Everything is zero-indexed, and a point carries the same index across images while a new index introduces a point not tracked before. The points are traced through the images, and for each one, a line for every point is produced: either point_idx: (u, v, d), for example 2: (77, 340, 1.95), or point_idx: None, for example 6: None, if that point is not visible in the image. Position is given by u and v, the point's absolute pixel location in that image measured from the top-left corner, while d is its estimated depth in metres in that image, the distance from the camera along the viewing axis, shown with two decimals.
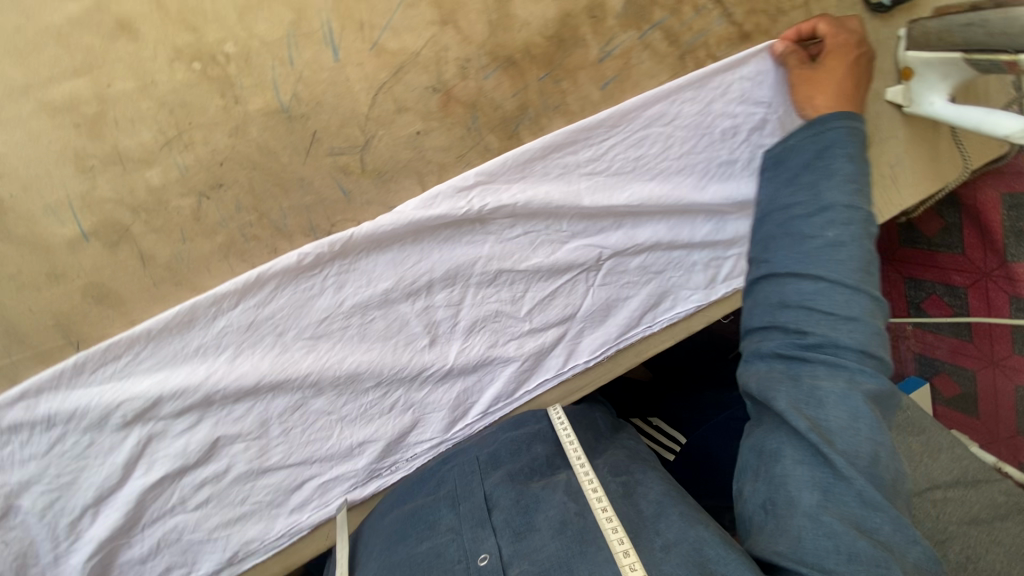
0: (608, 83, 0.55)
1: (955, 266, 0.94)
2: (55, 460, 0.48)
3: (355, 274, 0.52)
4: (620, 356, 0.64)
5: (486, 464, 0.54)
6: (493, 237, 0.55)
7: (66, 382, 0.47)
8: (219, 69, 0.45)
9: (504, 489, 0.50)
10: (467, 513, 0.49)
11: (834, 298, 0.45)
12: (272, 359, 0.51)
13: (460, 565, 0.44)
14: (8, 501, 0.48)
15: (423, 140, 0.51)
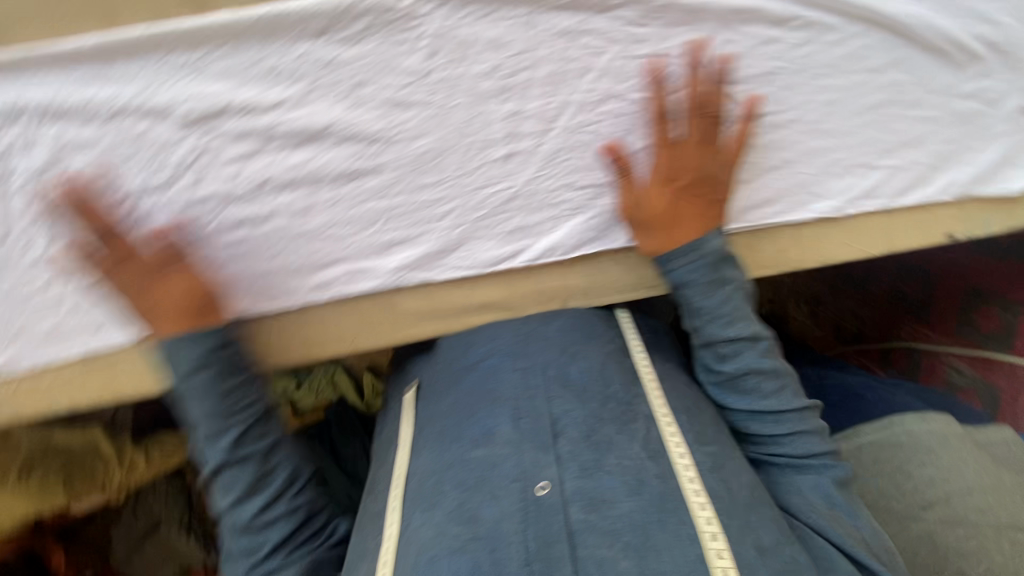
0: None
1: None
2: (112, 133, 0.48)
3: (451, 42, 0.47)
4: None
5: (555, 381, 0.52)
6: (617, 48, 0.48)
7: (143, 53, 0.46)
8: None
9: (573, 418, 0.49)
10: (529, 432, 0.48)
11: (754, 397, 0.51)
12: (343, 109, 0.49)
13: (516, 485, 0.44)
14: (60, 163, 0.49)
15: None
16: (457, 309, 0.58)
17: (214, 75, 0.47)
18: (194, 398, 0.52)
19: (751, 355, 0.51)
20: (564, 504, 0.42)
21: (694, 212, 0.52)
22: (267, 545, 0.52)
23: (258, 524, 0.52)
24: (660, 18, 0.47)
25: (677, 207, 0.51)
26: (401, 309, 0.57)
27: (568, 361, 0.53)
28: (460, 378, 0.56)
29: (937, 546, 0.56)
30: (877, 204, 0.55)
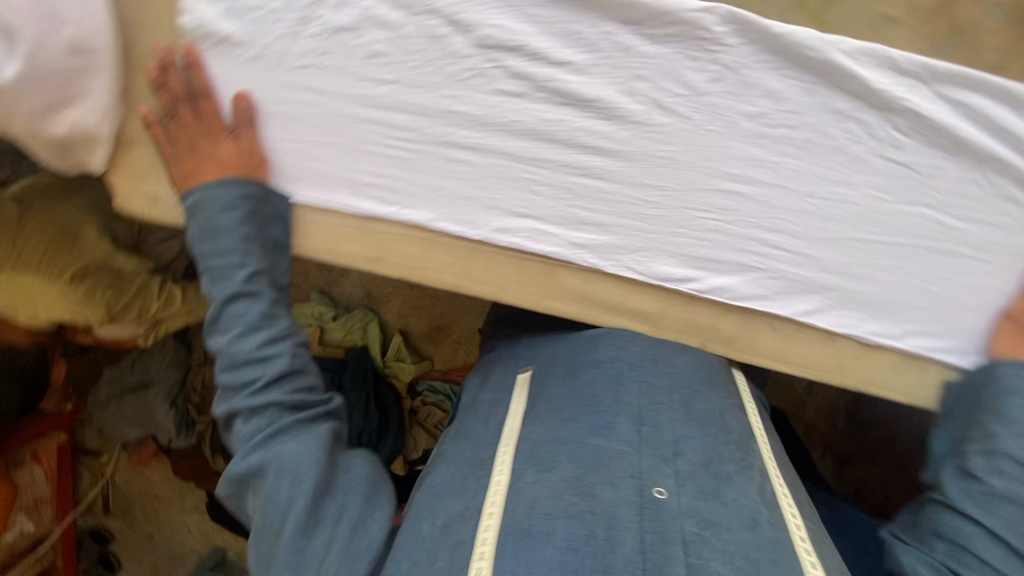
0: None
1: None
2: (415, 26, 0.53)
3: (737, 77, 0.51)
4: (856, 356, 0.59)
5: (679, 405, 0.54)
6: (874, 144, 0.52)
7: None
8: None
9: (693, 443, 0.51)
10: (649, 438, 0.50)
11: (999, 517, 0.46)
12: (615, 90, 0.53)
13: (633, 480, 0.46)
14: (358, 31, 0.53)
15: (886, 28, 0.50)
16: (609, 304, 0.60)
17: (526, 17, 0.51)
18: (223, 232, 0.53)
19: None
20: (680, 513, 0.44)
21: None
22: (261, 380, 0.49)
23: (258, 361, 0.50)
24: (923, 137, 0.51)
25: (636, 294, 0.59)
26: (559, 284, 0.59)
27: (691, 395, 0.55)
28: (577, 369, 0.57)
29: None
30: None
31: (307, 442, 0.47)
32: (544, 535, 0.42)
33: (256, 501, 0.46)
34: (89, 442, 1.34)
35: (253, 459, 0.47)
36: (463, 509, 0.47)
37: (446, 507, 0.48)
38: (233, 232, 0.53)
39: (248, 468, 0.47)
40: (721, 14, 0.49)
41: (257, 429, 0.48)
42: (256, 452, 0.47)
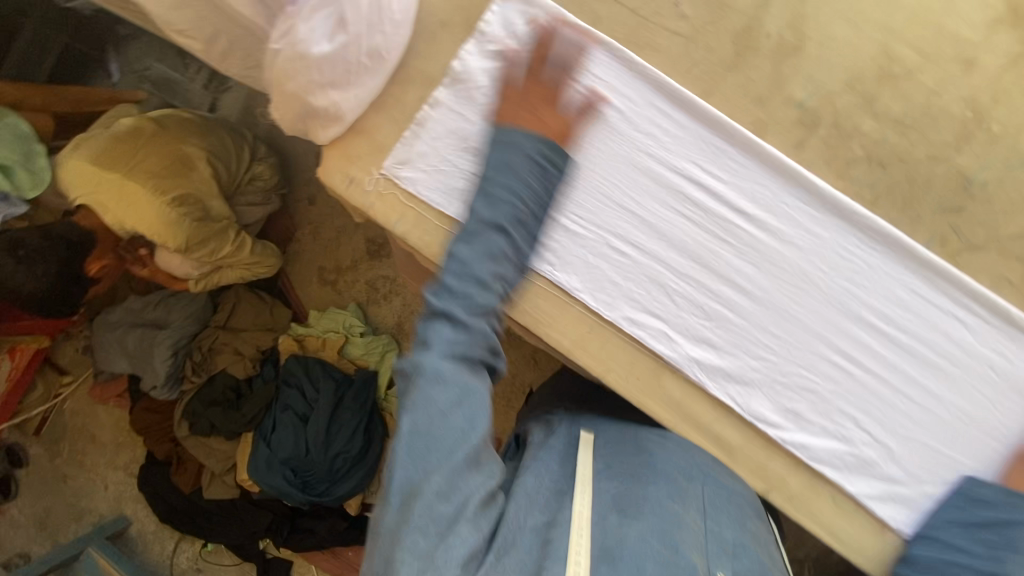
0: None
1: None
2: (633, 138, 0.63)
3: (873, 278, 0.61)
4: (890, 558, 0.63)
5: (731, 518, 0.62)
6: (963, 372, 0.61)
7: (701, 122, 0.62)
8: (969, 130, 0.60)
9: (744, 549, 0.58)
10: (712, 531, 0.58)
11: None
12: (772, 249, 0.62)
13: (702, 556, 0.53)
14: (586, 122, 0.64)
15: (1005, 287, 0.60)
16: (700, 420, 0.64)
17: (724, 168, 0.62)
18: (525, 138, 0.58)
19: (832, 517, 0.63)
20: None
21: None
22: (502, 288, 0.54)
23: (482, 286, 0.52)
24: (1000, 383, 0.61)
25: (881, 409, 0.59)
26: (661, 384, 0.65)
27: (739, 514, 0.63)
28: (648, 451, 0.65)
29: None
30: None
31: (486, 399, 0.50)
32: (636, 566, 0.49)
33: (422, 411, 0.48)
34: (63, 358, 1.36)
35: (452, 381, 0.48)
36: (550, 521, 0.53)
37: (532, 514, 0.53)
38: (535, 212, 0.58)
39: (434, 385, 0.48)
40: (880, 226, 0.60)
41: (458, 347, 0.50)
42: (454, 375, 0.48)
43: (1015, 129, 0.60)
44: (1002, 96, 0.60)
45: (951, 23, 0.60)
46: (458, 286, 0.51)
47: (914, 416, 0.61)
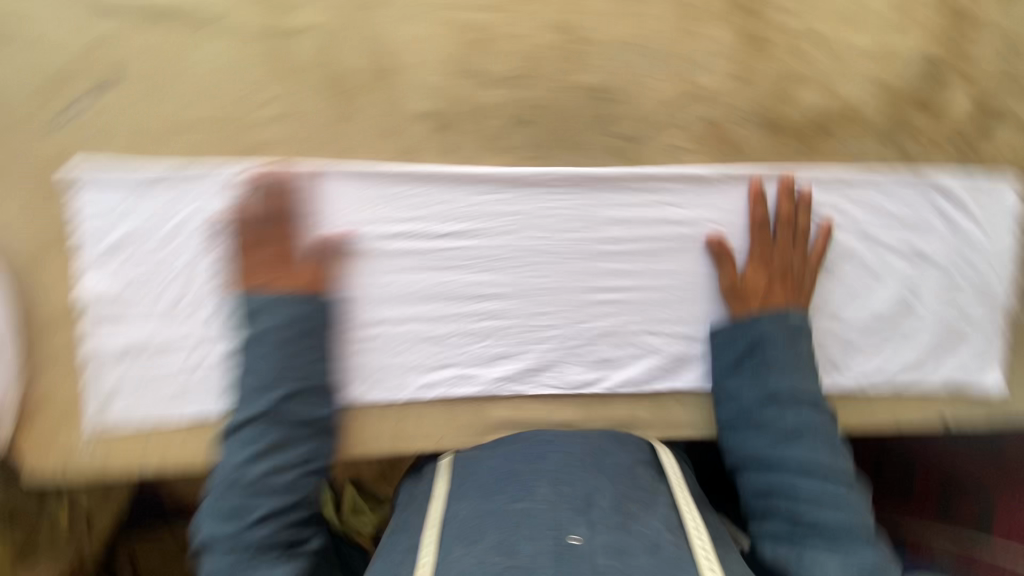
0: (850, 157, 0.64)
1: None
2: (299, 236, 0.58)
3: (582, 214, 0.62)
4: None
5: (590, 462, 0.54)
6: (700, 236, 0.64)
7: (348, 182, 0.58)
8: (570, 47, 0.60)
9: (605, 489, 0.51)
10: (567, 494, 0.50)
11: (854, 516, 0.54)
12: (489, 248, 0.61)
13: (550, 534, 0.46)
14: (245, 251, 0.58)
15: (681, 154, 0.63)
16: (539, 420, 0.65)
17: (399, 208, 0.59)
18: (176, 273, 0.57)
19: (744, 399, 0.60)
20: (594, 555, 0.44)
21: None
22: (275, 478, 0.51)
23: (254, 491, 0.51)
24: (733, 224, 0.63)
25: (764, 282, 0.62)
26: (488, 415, 0.64)
27: (600, 451, 0.56)
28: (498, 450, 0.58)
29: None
30: (890, 389, 0.67)
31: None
32: None
33: None
34: None
35: None
36: None
37: None
38: (271, 358, 0.54)
39: None
40: (556, 172, 0.61)
41: (235, 554, 0.49)
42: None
43: (603, 24, 0.60)
44: (575, 3, 0.60)
45: None
46: (226, 483, 0.51)
47: (691, 295, 0.65)
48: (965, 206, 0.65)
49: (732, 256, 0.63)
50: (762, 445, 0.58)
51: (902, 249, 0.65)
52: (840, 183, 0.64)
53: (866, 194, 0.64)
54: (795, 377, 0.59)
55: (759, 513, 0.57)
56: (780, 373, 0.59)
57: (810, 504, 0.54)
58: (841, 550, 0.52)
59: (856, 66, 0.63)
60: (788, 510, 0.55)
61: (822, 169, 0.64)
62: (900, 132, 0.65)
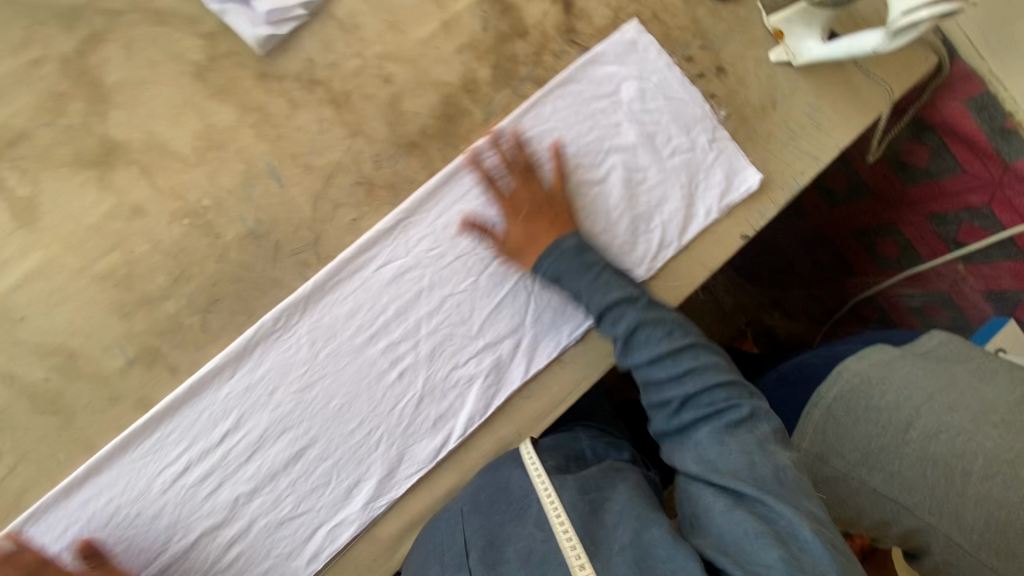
0: (493, 110, 0.66)
1: (981, 155, 0.83)
2: (115, 528, 0.60)
3: (322, 328, 0.63)
4: (591, 359, 0.68)
5: (467, 510, 0.60)
6: (428, 266, 0.65)
7: (118, 457, 0.60)
8: (203, 219, 0.61)
9: (479, 531, 0.58)
10: (451, 559, 0.57)
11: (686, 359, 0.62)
12: (271, 415, 0.62)
13: None
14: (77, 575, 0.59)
15: (362, 221, 0.64)
16: (428, 508, 0.65)
17: (174, 444, 0.61)
18: None
19: (546, 272, 0.65)
20: None
21: (901, 71, 0.74)
22: None
23: None
24: (445, 238, 0.65)
25: (530, 225, 0.66)
26: (382, 538, 0.64)
27: (476, 491, 0.61)
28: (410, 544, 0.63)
29: (949, 467, 0.59)
30: (673, 250, 0.69)
31: None
32: None
33: None
34: None
35: None
36: None
37: None
38: None
39: None
40: (271, 315, 0.62)
41: None
42: None
43: (212, 179, 0.61)
44: (177, 182, 0.61)
45: (87, 212, 0.59)
46: None
47: (461, 313, 0.66)
48: (611, 74, 0.69)
49: (518, 231, 0.66)
50: (620, 356, 0.64)
51: (588, 141, 0.69)
52: (499, 137, 0.66)
53: (527, 126, 0.67)
54: (626, 287, 0.64)
55: (656, 406, 0.62)
56: (592, 292, 0.64)
57: (692, 388, 0.60)
58: (724, 414, 0.58)
59: (440, 46, 0.65)
60: (674, 375, 0.61)
61: (479, 140, 0.66)
62: (516, 64, 0.67)
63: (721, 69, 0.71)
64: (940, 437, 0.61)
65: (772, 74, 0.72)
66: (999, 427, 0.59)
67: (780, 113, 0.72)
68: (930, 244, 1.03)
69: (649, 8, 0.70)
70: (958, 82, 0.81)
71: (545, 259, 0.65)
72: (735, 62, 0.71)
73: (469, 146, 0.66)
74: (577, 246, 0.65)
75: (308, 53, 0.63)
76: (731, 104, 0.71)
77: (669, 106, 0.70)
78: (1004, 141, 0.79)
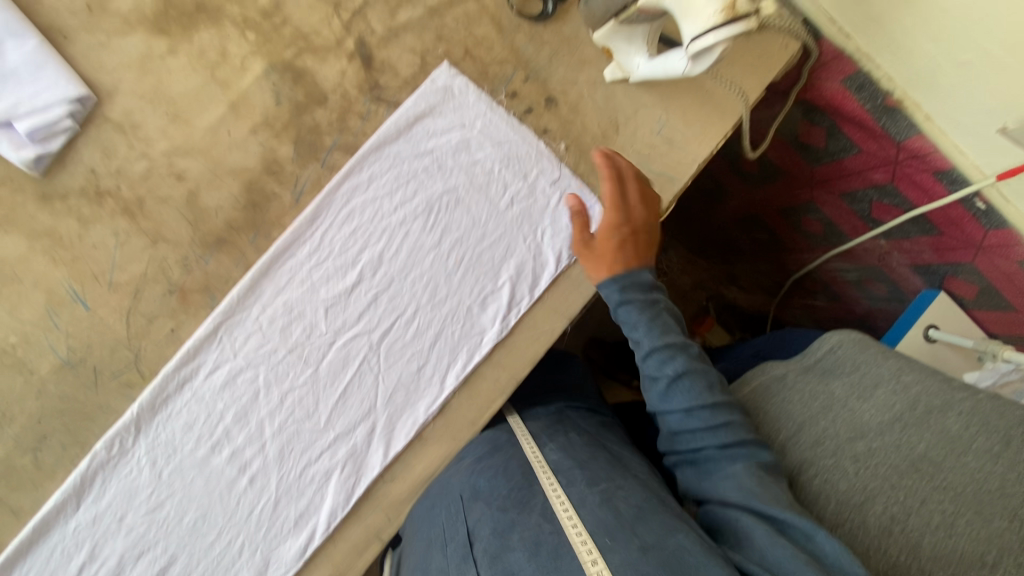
0: (301, 189, 0.62)
1: (872, 134, 0.76)
2: None
3: (161, 446, 0.61)
4: (453, 432, 0.65)
5: (468, 499, 0.61)
6: (263, 365, 0.62)
7: None
8: (12, 356, 0.59)
9: (483, 521, 0.58)
10: (453, 551, 0.57)
11: (689, 378, 0.59)
12: (126, 539, 0.61)
13: None
14: None
15: (180, 330, 0.61)
16: None
17: None
18: None
19: (612, 297, 0.62)
20: None
21: (757, 71, 0.67)
22: None
23: None
24: (275, 333, 0.62)
25: (624, 245, 0.63)
26: None
27: (474, 478, 0.62)
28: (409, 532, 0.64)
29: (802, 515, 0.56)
30: (525, 305, 0.65)
31: None
32: None
33: None
34: None
35: None
36: None
37: None
38: None
39: None
40: (104, 443, 0.60)
41: None
42: None
43: (13, 314, 0.59)
44: None
45: None
46: None
47: (305, 409, 0.63)
48: (427, 130, 0.63)
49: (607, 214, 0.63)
50: (657, 395, 0.60)
51: (414, 205, 0.64)
52: (314, 219, 0.62)
53: (343, 200, 0.62)
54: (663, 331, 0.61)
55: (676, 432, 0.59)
56: (642, 328, 0.61)
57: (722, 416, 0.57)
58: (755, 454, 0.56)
59: (232, 130, 0.61)
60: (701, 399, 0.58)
61: (294, 223, 0.62)
62: (319, 134, 0.62)
63: (550, 99, 0.65)
64: (798, 478, 0.59)
65: (609, 95, 0.66)
66: (860, 457, 0.57)
67: (625, 133, 0.66)
68: (848, 219, 0.97)
69: (460, 44, 0.64)
70: (831, 60, 0.73)
71: (617, 284, 0.61)
72: (567, 89, 0.65)
73: (283, 232, 0.62)
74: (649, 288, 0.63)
75: (89, 164, 0.59)
76: (568, 135, 0.65)
77: (499, 152, 0.64)
78: (889, 118, 0.72)
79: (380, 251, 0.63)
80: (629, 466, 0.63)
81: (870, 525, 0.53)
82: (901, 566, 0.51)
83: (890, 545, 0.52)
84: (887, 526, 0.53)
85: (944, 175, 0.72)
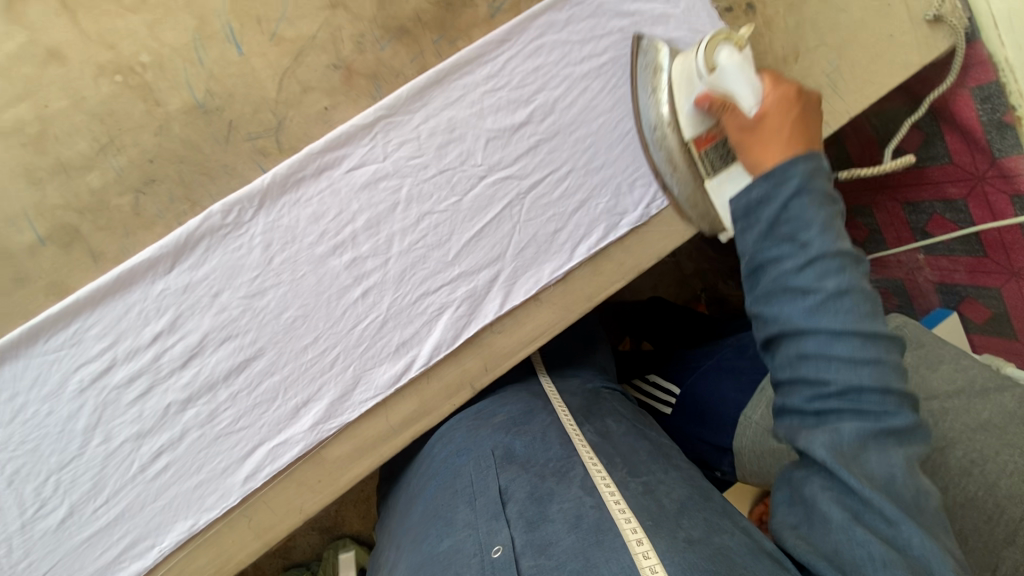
0: (499, 7, 0.58)
1: (973, 147, 0.84)
2: (20, 427, 0.54)
3: (280, 230, 0.55)
4: (571, 302, 0.65)
5: (501, 460, 0.59)
6: (409, 179, 0.58)
7: (24, 347, 0.52)
8: (138, 78, 0.51)
9: (519, 483, 0.55)
10: (483, 506, 0.53)
11: (842, 314, 0.46)
12: (213, 317, 0.55)
13: (476, 558, 0.48)
14: None
15: (333, 113, 0.55)
16: (379, 437, 0.61)
17: (95, 338, 0.53)
18: None
19: (784, 189, 0.48)
20: (517, 560, 0.47)
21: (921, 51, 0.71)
22: None
23: None
24: (430, 148, 0.58)
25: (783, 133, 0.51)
26: (324, 460, 0.60)
27: (511, 443, 0.61)
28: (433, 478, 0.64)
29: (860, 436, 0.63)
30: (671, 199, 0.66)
31: None
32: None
33: None
34: None
35: None
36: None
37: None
38: None
39: None
40: (219, 209, 0.53)
41: None
42: None
43: (152, 30, 0.50)
44: (109, 26, 0.50)
45: None
46: None
47: (439, 237, 0.60)
48: None
49: (780, 96, 0.52)
50: (796, 315, 0.47)
51: (601, 62, 0.61)
52: (504, 43, 0.58)
53: (536, 32, 0.59)
54: (839, 244, 0.47)
55: (788, 360, 0.48)
56: (814, 231, 0.47)
57: (856, 359, 0.45)
58: (883, 420, 0.45)
59: None
60: (840, 334, 0.45)
61: (484, 38, 0.57)
62: None
63: (751, 7, 0.67)
64: None
65: (799, 23, 0.67)
66: (939, 413, 0.63)
67: (801, 66, 0.68)
68: (896, 229, 1.04)
69: None
70: (970, 66, 0.80)
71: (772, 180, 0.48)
72: (767, 2, 0.66)
73: (468, 45, 0.57)
74: (827, 193, 0.48)
75: None
76: (755, 48, 0.67)
77: (693, 39, 0.63)
78: (999, 134, 0.80)
79: (555, 100, 0.61)
80: (668, 452, 0.62)
81: (951, 466, 0.60)
82: (979, 500, 0.58)
83: (970, 483, 0.59)
84: (966, 467, 0.59)
85: (1022, 200, 0.83)
